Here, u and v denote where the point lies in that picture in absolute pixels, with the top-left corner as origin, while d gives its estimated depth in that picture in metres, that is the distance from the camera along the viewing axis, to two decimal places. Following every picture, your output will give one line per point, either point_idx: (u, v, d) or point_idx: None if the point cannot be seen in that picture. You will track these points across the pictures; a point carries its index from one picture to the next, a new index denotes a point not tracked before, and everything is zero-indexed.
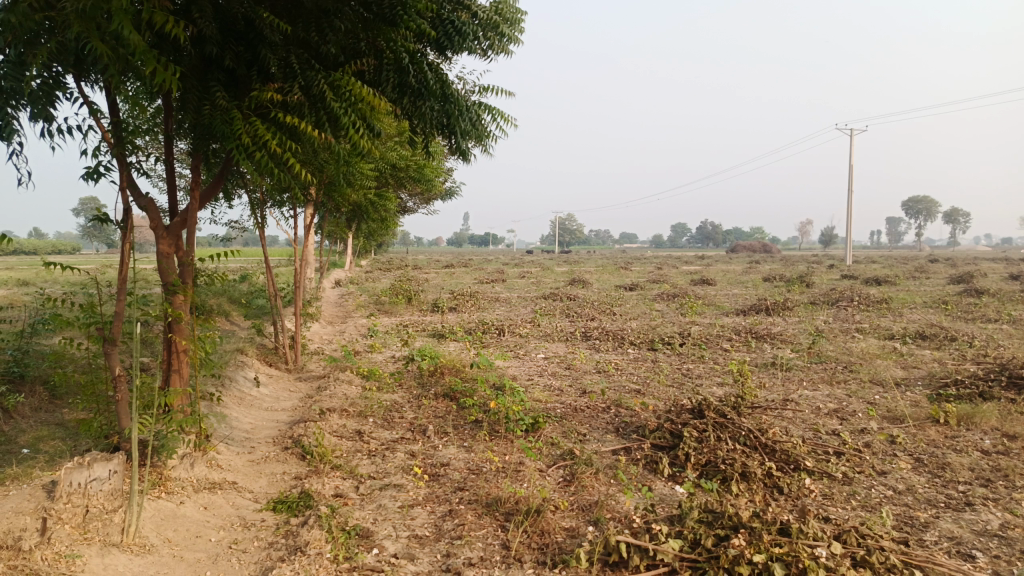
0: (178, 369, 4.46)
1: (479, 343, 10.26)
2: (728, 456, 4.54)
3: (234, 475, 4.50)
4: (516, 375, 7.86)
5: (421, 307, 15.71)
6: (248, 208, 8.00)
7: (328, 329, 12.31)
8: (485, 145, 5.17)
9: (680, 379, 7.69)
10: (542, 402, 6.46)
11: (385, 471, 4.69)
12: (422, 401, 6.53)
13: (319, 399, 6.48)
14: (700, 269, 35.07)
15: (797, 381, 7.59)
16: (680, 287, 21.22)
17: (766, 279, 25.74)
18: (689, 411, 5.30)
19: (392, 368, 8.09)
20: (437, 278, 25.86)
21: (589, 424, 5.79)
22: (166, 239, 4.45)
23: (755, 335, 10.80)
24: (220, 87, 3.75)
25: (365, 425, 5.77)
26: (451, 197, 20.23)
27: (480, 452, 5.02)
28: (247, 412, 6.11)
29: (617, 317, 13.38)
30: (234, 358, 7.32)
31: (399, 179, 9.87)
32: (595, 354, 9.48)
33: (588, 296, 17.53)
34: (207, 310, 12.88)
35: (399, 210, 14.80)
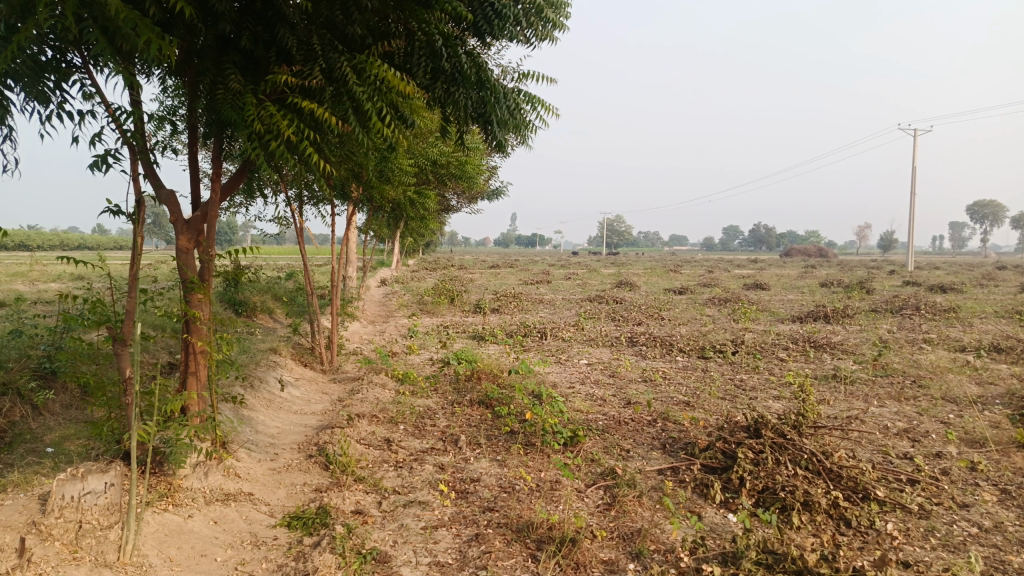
0: (195, 371, 4.22)
1: (521, 347, 9.92)
2: (788, 482, 4.10)
3: (253, 485, 4.23)
4: (556, 382, 7.47)
5: (464, 308, 15.45)
6: (286, 203, 7.83)
7: (368, 329, 12.14)
8: (524, 136, 4.83)
9: (732, 391, 7.19)
10: (583, 413, 6.07)
11: (411, 486, 4.37)
12: (456, 408, 6.22)
13: (350, 403, 6.22)
14: (752, 273, 34.10)
15: (861, 397, 7.02)
16: (733, 291, 20.52)
17: (822, 284, 24.77)
18: (743, 430, 4.85)
19: (428, 371, 7.80)
20: (482, 279, 25.68)
21: (633, 440, 5.37)
22: (185, 233, 4.23)
23: (813, 344, 10.19)
24: (236, 70, 3.50)
25: (395, 433, 5.47)
26: (497, 197, 19.96)
27: (513, 467, 4.66)
28: (275, 416, 5.88)
29: (665, 322, 12.87)
30: (266, 359, 7.12)
31: (440, 176, 9.61)
32: (641, 361, 9.03)
33: (635, 299, 17.02)
34: (249, 307, 12.84)
35: (443, 208, 14.59)
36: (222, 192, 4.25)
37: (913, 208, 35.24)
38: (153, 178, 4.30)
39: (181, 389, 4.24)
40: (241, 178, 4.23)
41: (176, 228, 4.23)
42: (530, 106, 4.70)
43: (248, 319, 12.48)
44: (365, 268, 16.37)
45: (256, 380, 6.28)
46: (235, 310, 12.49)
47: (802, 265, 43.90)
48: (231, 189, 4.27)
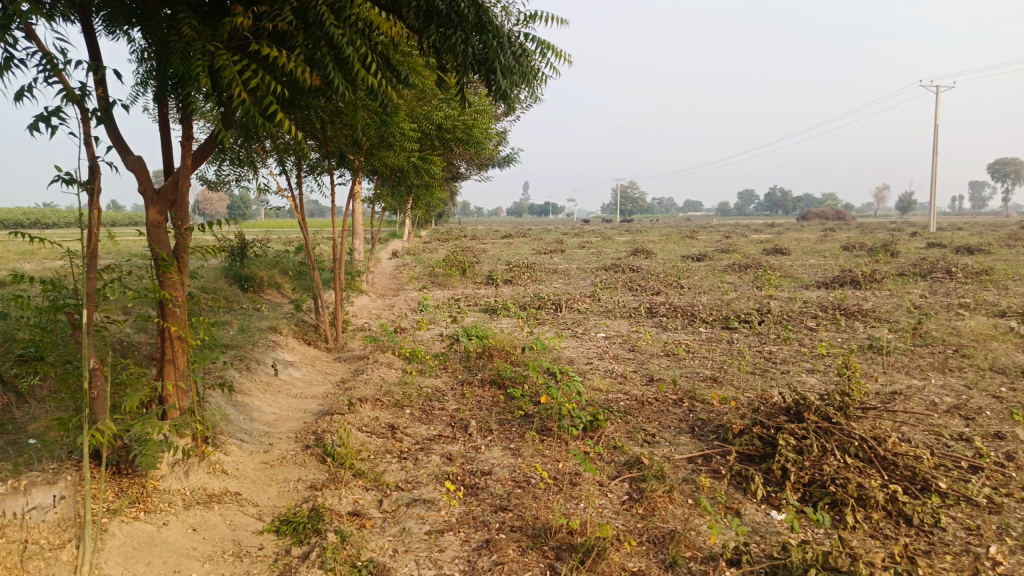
0: (172, 359, 3.76)
1: (535, 320, 9.47)
2: (838, 473, 3.64)
3: (242, 482, 3.82)
4: (573, 358, 7.02)
5: (476, 279, 14.99)
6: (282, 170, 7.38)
7: (377, 303, 11.75)
8: (534, 88, 4.36)
9: (763, 366, 6.69)
10: (603, 392, 5.63)
11: (416, 481, 3.95)
12: (466, 389, 5.79)
13: (353, 386, 5.81)
14: (771, 237, 33.45)
15: (901, 370, 6.52)
16: (753, 257, 19.90)
17: (845, 248, 24.06)
18: (782, 412, 4.38)
19: (437, 348, 7.37)
20: (494, 249, 25.19)
21: (659, 424, 4.92)
22: (155, 205, 3.78)
23: (844, 311, 9.63)
24: (190, 14, 3.03)
25: (400, 419, 5.05)
26: (508, 164, 19.39)
27: (528, 457, 4.23)
28: (273, 400, 5.49)
29: (685, 291, 12.34)
30: (265, 338, 6.71)
31: (445, 142, 9.09)
32: (663, 334, 8.55)
33: (652, 267, 16.45)
34: (256, 283, 12.45)
35: (452, 174, 14.07)
36: (194, 160, 3.80)
37: (935, 166, 34.33)
38: (120, 143, 3.85)
39: (159, 379, 3.77)
40: (214, 145, 3.77)
41: (146, 199, 3.79)
42: (539, 53, 4.21)
43: (254, 295, 12.09)
44: (373, 240, 15.92)
45: (252, 363, 5.88)
46: (241, 286, 12.13)
47: (821, 228, 42.91)
48: (203, 157, 3.82)
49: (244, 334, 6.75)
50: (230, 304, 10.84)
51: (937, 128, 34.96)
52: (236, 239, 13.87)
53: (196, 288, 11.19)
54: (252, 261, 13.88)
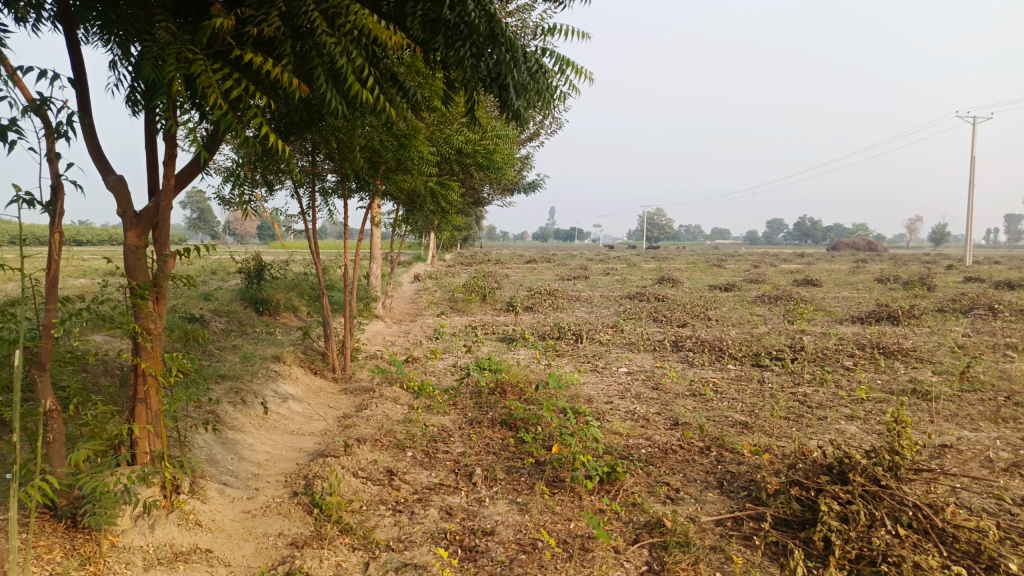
0: (143, 399, 3.39)
1: (553, 352, 9.06)
2: (890, 549, 3.16)
3: (217, 537, 3.43)
4: (592, 396, 6.58)
5: (496, 306, 14.60)
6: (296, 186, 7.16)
7: (393, 329, 11.43)
8: (552, 108, 4.01)
9: (797, 410, 6.20)
10: (623, 438, 5.20)
11: (409, 540, 3.53)
12: (475, 430, 5.39)
13: (354, 423, 5.43)
14: (800, 268, 32.77)
15: (950, 419, 5.97)
16: (784, 288, 19.27)
17: (879, 280, 23.31)
18: (823, 471, 3.90)
19: (448, 382, 6.98)
20: (517, 274, 24.84)
21: (683, 476, 4.48)
22: (134, 229, 3.47)
23: (882, 350, 9.06)
24: (167, 17, 2.75)
25: (400, 463, 4.65)
26: (533, 190, 19.10)
27: (536, 514, 3.80)
28: (267, 438, 5.12)
29: (712, 323, 11.83)
30: (267, 368, 6.37)
31: (465, 167, 8.79)
32: (688, 370, 8.08)
33: (677, 297, 15.94)
34: (271, 306, 12.20)
35: (474, 198, 13.79)
36: (178, 182, 3.51)
37: (971, 196, 33.54)
38: (101, 161, 3.58)
39: (130, 420, 3.44)
40: (199, 166, 3.48)
41: (124, 223, 3.49)
42: (558, 70, 3.87)
43: (268, 318, 11.83)
44: (393, 264, 15.66)
45: (249, 396, 5.54)
46: (256, 309, 11.90)
47: (853, 259, 41.98)
48: (188, 180, 3.51)
49: (245, 363, 6.42)
50: (243, 328, 10.59)
51: (973, 160, 34.18)
52: (254, 262, 13.69)
53: (209, 310, 10.96)
54: (270, 283, 13.66)
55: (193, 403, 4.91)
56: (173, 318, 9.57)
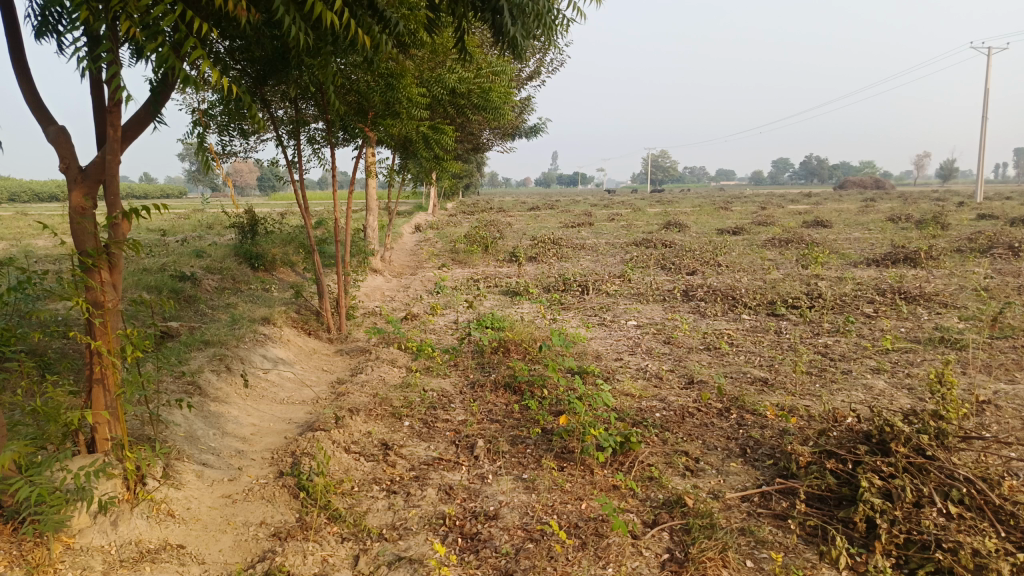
0: (100, 381, 2.99)
1: (558, 305, 8.67)
2: (945, 533, 2.81)
3: (191, 529, 3.10)
4: (600, 353, 6.21)
5: (499, 256, 14.16)
6: (291, 131, 6.78)
7: (392, 284, 11.04)
8: (554, 34, 3.52)
9: (820, 365, 5.81)
10: (635, 400, 4.84)
11: (406, 526, 3.20)
12: (478, 395, 5.04)
13: (347, 390, 5.08)
14: (807, 208, 32.14)
15: (985, 370, 5.60)
16: (794, 230, 18.77)
17: (891, 219, 22.70)
18: (861, 440, 3.54)
19: (449, 340, 6.62)
20: (519, 222, 24.28)
21: (702, 443, 4.14)
22: (79, 188, 3.02)
23: (904, 295, 8.65)
24: None
25: (395, 435, 4.30)
26: (535, 135, 18.45)
27: (544, 492, 3.47)
28: (253, 408, 4.78)
29: (723, 270, 11.39)
30: (255, 331, 5.99)
31: (459, 109, 8.24)
32: (700, 321, 7.67)
33: (686, 242, 15.45)
34: (267, 262, 11.79)
35: (472, 143, 13.20)
36: (126, 133, 3.06)
37: (984, 130, 32.65)
38: (39, 110, 3.10)
39: (89, 403, 3.05)
40: (150, 114, 3.05)
41: (68, 180, 3.04)
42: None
43: (264, 275, 11.43)
44: (391, 214, 15.17)
45: (234, 363, 5.18)
46: (250, 265, 11.50)
47: (862, 199, 41.13)
48: (138, 129, 3.08)
49: (232, 326, 6.05)
50: (237, 286, 10.20)
51: (989, 92, 33.03)
52: (246, 216, 13.22)
53: (201, 268, 10.55)
54: (265, 238, 13.21)
55: (172, 373, 4.56)
56: (162, 277, 9.19)
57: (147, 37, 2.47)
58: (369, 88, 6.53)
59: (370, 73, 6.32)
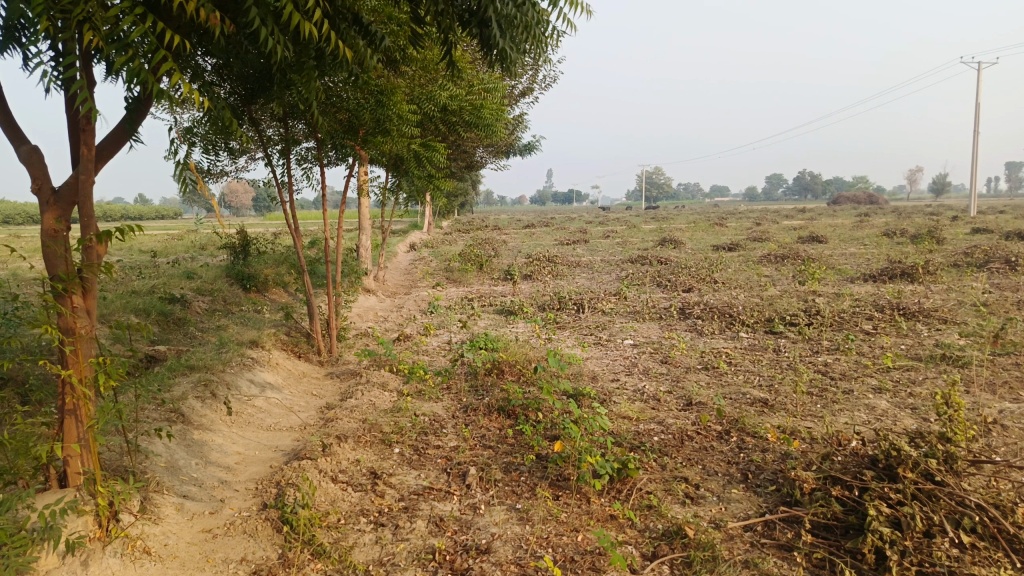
0: (72, 412, 2.85)
1: (553, 324, 8.55)
2: (958, 565, 2.68)
3: (168, 568, 2.94)
4: (596, 374, 6.08)
5: (493, 274, 14.05)
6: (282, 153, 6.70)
7: (385, 304, 10.91)
8: (543, 46, 3.43)
9: (820, 384, 5.69)
10: (633, 424, 4.71)
11: (394, 562, 3.05)
12: (471, 419, 4.90)
13: (336, 416, 4.93)
14: (802, 223, 32.18)
15: (989, 388, 5.48)
16: (790, 245, 18.73)
17: (885, 234, 22.70)
18: (867, 465, 3.42)
19: (442, 362, 6.48)
20: (514, 240, 24.21)
21: (702, 468, 4.00)
22: (51, 210, 2.91)
23: (903, 311, 8.56)
24: None
25: (385, 463, 4.16)
26: (529, 152, 18.42)
27: (539, 523, 3.33)
28: (239, 436, 4.63)
29: (720, 286, 11.28)
30: (243, 355, 5.85)
31: (451, 127, 8.16)
32: (698, 340, 7.56)
33: (681, 259, 15.35)
34: (259, 282, 11.66)
35: (465, 161, 13.13)
36: (100, 153, 2.96)
37: (975, 144, 32.86)
38: (11, 130, 2.99)
39: (60, 435, 2.90)
40: (125, 133, 2.96)
41: (40, 202, 2.93)
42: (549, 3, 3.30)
43: (256, 296, 11.29)
44: (385, 233, 15.06)
45: (220, 389, 5.03)
46: (242, 286, 11.36)
47: (856, 213, 41.24)
48: (114, 149, 2.98)
49: (219, 350, 5.90)
50: (228, 307, 10.06)
51: (979, 107, 33.27)
52: (238, 237, 13.09)
53: (191, 290, 10.41)
54: (257, 259, 13.08)
55: (154, 401, 4.42)
56: (152, 299, 9.04)
57: (113, 47, 2.39)
58: (359, 105, 6.46)
59: (359, 88, 6.26)
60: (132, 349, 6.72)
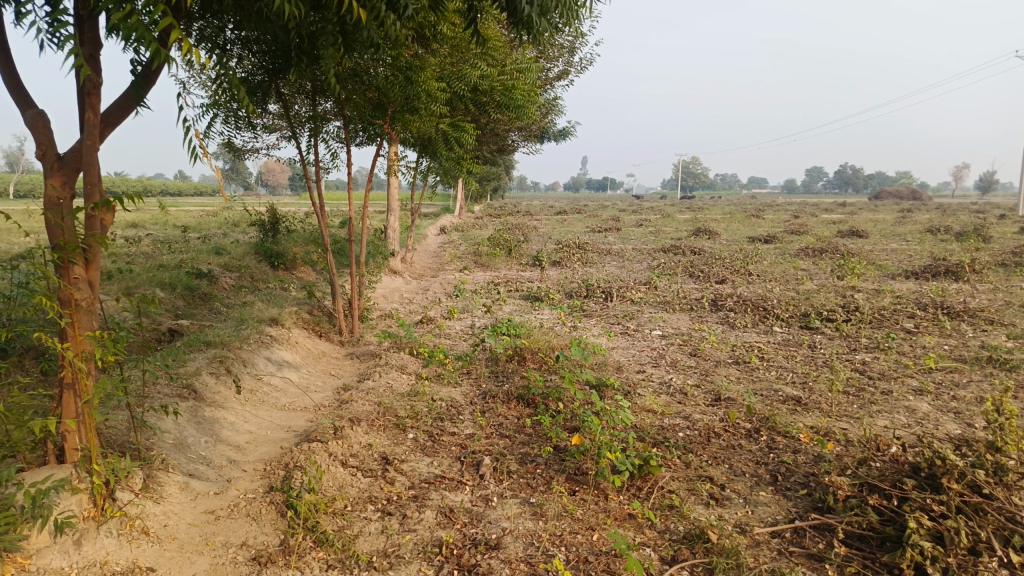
0: (70, 385, 2.74)
1: (580, 312, 8.36)
2: None
3: (165, 550, 2.85)
4: (621, 365, 5.89)
5: (522, 260, 13.87)
6: (308, 132, 6.57)
7: (412, 286, 10.81)
8: None
9: (857, 384, 5.43)
10: (658, 418, 4.50)
11: (399, 554, 2.92)
12: (489, 406, 4.74)
13: (351, 398, 4.81)
14: (841, 218, 31.39)
15: None
16: (828, 239, 18.22)
17: (929, 230, 22.00)
18: (908, 473, 3.18)
19: (464, 347, 6.34)
20: (546, 226, 23.96)
21: (728, 468, 3.80)
22: (56, 175, 2.80)
23: (947, 310, 8.19)
24: None
25: (398, 448, 4.03)
26: (563, 138, 18.14)
27: (552, 520, 3.16)
28: (252, 415, 4.54)
29: (754, 279, 10.96)
30: (262, 333, 5.77)
31: (481, 107, 7.99)
32: (729, 333, 7.30)
33: (715, 250, 15.00)
34: (287, 261, 11.63)
35: (497, 143, 12.93)
36: (107, 119, 2.86)
37: None
38: (17, 93, 2.88)
39: (59, 409, 2.80)
40: (133, 99, 2.91)
41: (44, 168, 2.81)
42: None
43: (283, 274, 11.26)
44: (414, 215, 14.95)
45: (236, 366, 4.95)
46: (270, 263, 11.34)
47: (898, 209, 40.15)
48: (119, 117, 2.92)
49: (238, 327, 5.82)
50: (254, 284, 10.04)
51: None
52: (268, 214, 13.08)
53: (219, 266, 10.40)
54: (286, 237, 13.06)
55: (168, 376, 4.34)
56: (179, 274, 9.04)
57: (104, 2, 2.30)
58: (387, 81, 6.31)
59: (386, 62, 6.10)
60: (154, 323, 6.70)
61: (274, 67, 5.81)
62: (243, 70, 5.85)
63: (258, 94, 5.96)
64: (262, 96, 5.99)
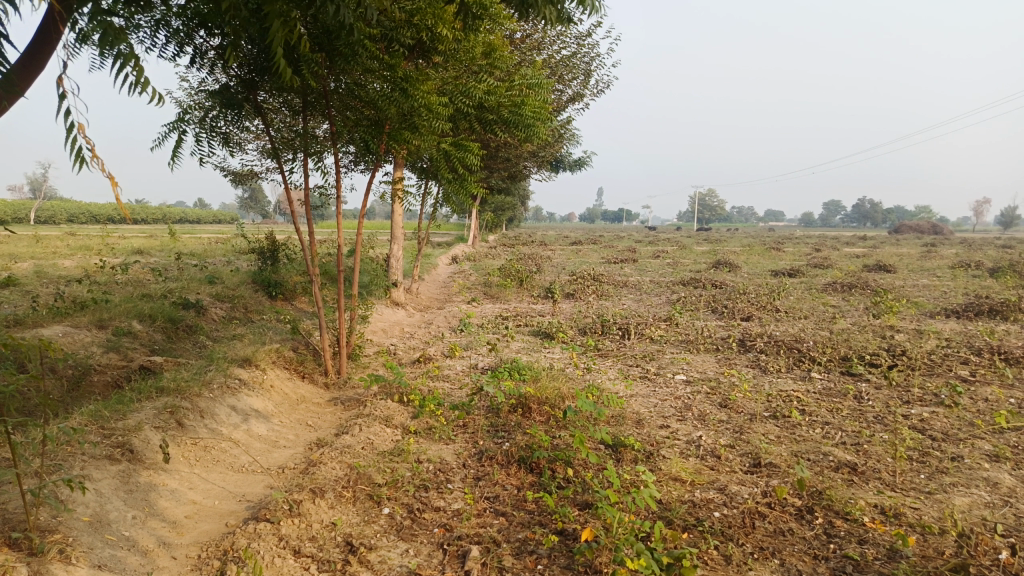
0: None
1: (594, 352, 7.59)
2: None
3: None
4: (642, 418, 5.09)
5: (534, 292, 13.14)
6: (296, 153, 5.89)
7: (414, 319, 10.10)
8: None
9: (919, 447, 4.60)
10: (686, 492, 3.71)
11: None
12: (485, 472, 3.97)
13: (321, 458, 4.07)
14: (864, 251, 30.45)
15: None
16: (856, 274, 17.36)
17: (961, 265, 21.05)
18: None
19: (462, 393, 5.59)
20: (560, 257, 23.24)
21: (780, 565, 3.00)
22: None
23: (1006, 356, 7.33)
24: None
25: (368, 529, 3.27)
26: (579, 168, 17.57)
27: None
28: (200, 479, 3.81)
29: (783, 316, 10.13)
30: (230, 376, 5.06)
31: (487, 127, 7.36)
32: (762, 379, 6.49)
33: (738, 283, 14.21)
34: (286, 290, 11.00)
35: (508, 168, 12.30)
36: None
37: None
38: None
39: None
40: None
41: None
42: None
43: (280, 304, 10.61)
44: (421, 243, 14.29)
45: (189, 419, 4.23)
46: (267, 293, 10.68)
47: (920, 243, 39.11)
48: None
49: (203, 368, 5.11)
50: (247, 316, 9.37)
51: None
52: (267, 241, 12.47)
53: (209, 295, 9.73)
54: (286, 266, 12.42)
55: (99, 433, 3.62)
56: (162, 304, 8.37)
57: None
58: (382, 94, 5.65)
59: (379, 70, 5.46)
60: (122, 360, 6.00)
61: (251, 77, 5.21)
62: (219, 81, 5.27)
63: (234, 107, 5.37)
64: (240, 110, 5.40)
